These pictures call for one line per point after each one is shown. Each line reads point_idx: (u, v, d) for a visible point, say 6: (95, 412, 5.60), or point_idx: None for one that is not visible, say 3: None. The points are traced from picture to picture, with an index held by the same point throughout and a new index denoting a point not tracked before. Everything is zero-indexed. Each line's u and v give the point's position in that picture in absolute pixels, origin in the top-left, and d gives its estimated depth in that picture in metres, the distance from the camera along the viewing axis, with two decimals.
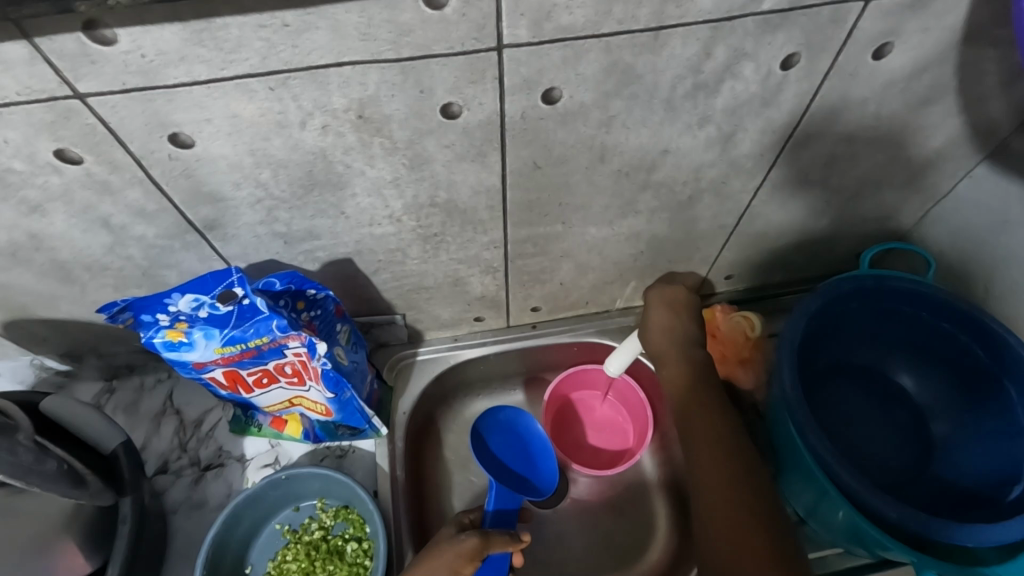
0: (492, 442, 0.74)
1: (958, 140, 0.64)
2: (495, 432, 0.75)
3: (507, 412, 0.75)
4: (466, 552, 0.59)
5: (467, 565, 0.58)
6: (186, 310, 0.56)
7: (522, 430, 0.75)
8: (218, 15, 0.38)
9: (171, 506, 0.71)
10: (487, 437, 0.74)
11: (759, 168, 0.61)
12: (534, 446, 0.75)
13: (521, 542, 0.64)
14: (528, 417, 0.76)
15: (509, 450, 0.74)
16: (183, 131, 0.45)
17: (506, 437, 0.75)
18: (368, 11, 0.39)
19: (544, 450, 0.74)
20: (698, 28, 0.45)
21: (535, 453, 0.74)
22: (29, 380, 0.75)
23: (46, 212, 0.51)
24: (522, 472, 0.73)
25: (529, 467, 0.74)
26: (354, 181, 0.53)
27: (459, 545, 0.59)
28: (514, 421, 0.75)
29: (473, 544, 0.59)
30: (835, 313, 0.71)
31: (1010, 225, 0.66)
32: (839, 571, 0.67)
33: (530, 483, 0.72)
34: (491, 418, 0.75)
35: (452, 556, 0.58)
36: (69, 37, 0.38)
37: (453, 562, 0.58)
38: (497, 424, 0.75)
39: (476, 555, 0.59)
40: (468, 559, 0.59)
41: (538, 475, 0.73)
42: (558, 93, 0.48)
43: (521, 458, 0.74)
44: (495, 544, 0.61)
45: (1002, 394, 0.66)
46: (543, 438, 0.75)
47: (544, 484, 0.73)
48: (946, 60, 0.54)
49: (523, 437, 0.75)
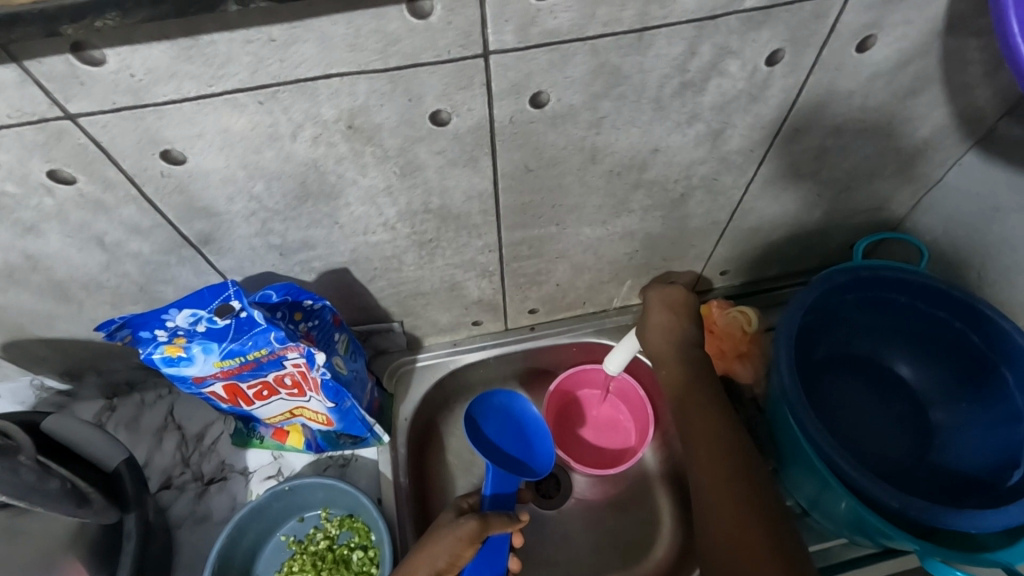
0: (487, 427, 0.73)
1: (946, 129, 0.64)
2: (489, 417, 0.74)
3: (500, 396, 0.75)
4: (467, 535, 0.59)
5: (467, 548, 0.59)
6: (184, 325, 0.56)
7: (517, 413, 0.75)
8: (205, 31, 0.38)
9: (175, 521, 0.71)
10: (482, 423, 0.73)
11: (750, 163, 0.62)
12: (529, 429, 0.75)
13: (521, 522, 0.65)
14: (522, 399, 0.75)
15: (505, 434, 0.74)
16: (175, 147, 0.46)
17: (500, 420, 0.74)
18: (354, 23, 0.40)
19: (541, 436, 0.75)
20: (683, 28, 0.46)
21: (531, 437, 0.75)
22: (29, 400, 0.75)
23: (40, 233, 0.51)
24: (518, 455, 0.73)
25: (525, 451, 0.74)
26: (347, 190, 0.53)
27: (460, 529, 0.59)
28: (508, 405, 0.75)
29: (474, 527, 0.60)
30: (830, 304, 0.71)
31: (1000, 212, 0.66)
32: (843, 562, 0.68)
33: (527, 466, 0.72)
34: (485, 403, 0.74)
35: (453, 541, 0.59)
36: (59, 59, 0.38)
37: (454, 546, 0.59)
38: (491, 408, 0.74)
39: (476, 538, 0.60)
40: (468, 543, 0.59)
41: (534, 457, 0.74)
42: (546, 96, 0.49)
43: (517, 441, 0.74)
44: (495, 526, 0.62)
45: (1000, 380, 0.66)
46: (539, 421, 0.75)
47: (540, 465, 0.74)
48: (929, 51, 0.54)
49: (518, 420, 0.75)
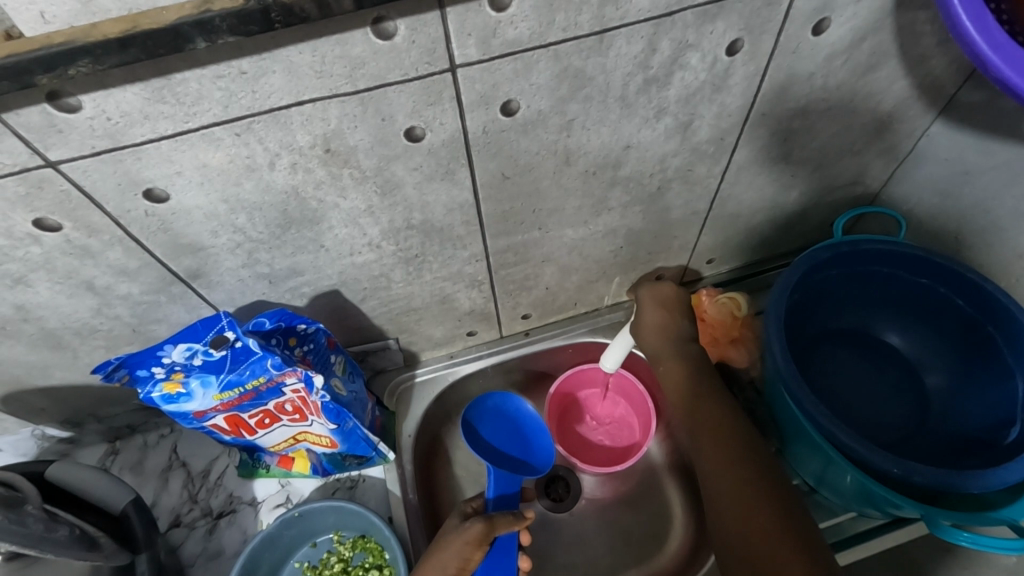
0: (483, 429, 0.74)
1: (909, 100, 0.65)
2: (484, 419, 0.75)
3: (494, 398, 0.75)
4: (475, 538, 0.60)
5: (476, 551, 0.60)
6: (181, 360, 0.56)
7: (512, 412, 0.76)
8: (176, 70, 0.39)
9: (189, 560, 0.71)
10: (478, 426, 0.74)
11: (722, 152, 0.63)
12: (526, 426, 0.76)
13: (526, 519, 0.65)
14: (516, 399, 0.76)
15: (500, 434, 0.75)
16: (157, 186, 0.46)
17: (496, 422, 0.75)
18: (320, 50, 0.41)
19: (539, 432, 0.76)
20: (640, 26, 0.47)
21: (529, 433, 0.76)
22: (31, 451, 0.75)
23: (29, 283, 0.52)
24: (517, 454, 0.74)
25: (524, 448, 0.75)
26: (329, 214, 0.54)
27: (466, 533, 0.60)
28: (502, 406, 0.76)
29: (480, 529, 0.60)
30: (815, 281, 0.72)
31: (971, 175, 0.68)
32: (854, 535, 0.68)
33: (527, 464, 0.74)
34: (479, 406, 0.75)
35: (460, 546, 0.59)
36: (35, 109, 0.39)
37: (462, 552, 0.59)
38: (486, 411, 0.75)
39: (483, 540, 0.60)
40: (476, 545, 0.60)
41: (532, 454, 0.75)
42: (515, 104, 0.50)
43: (515, 440, 0.75)
44: (501, 525, 0.62)
45: (987, 340, 0.67)
46: (534, 417, 0.76)
47: (540, 461, 0.75)
48: (882, 27, 0.56)
49: (513, 418, 0.76)
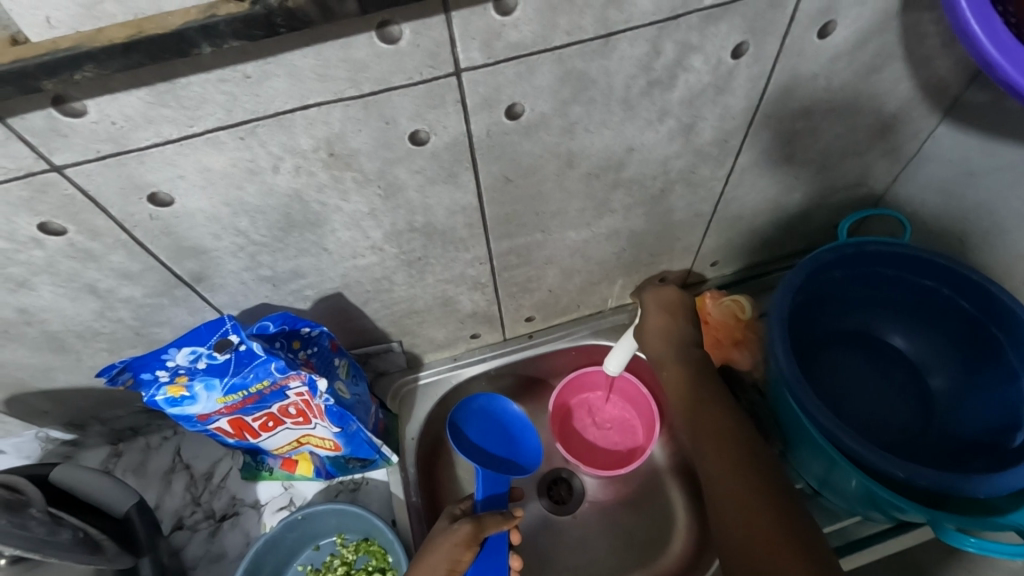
0: (470, 430, 0.74)
1: (914, 102, 0.65)
2: (471, 420, 0.75)
3: (479, 400, 0.75)
4: (463, 539, 0.60)
5: (466, 552, 0.60)
6: (184, 364, 0.56)
7: (498, 413, 0.76)
8: (180, 75, 0.39)
9: (191, 562, 0.71)
10: (465, 428, 0.74)
11: (726, 154, 0.63)
12: (513, 426, 0.76)
13: (515, 518, 0.65)
14: (501, 399, 0.76)
15: (487, 435, 0.75)
16: (160, 190, 0.46)
17: (482, 423, 0.75)
18: (324, 54, 0.41)
19: (525, 430, 0.76)
20: (645, 29, 0.47)
21: (515, 433, 0.76)
22: (35, 453, 0.75)
23: (33, 286, 0.52)
24: (503, 454, 0.74)
25: (511, 448, 0.75)
26: (332, 217, 0.54)
27: (455, 534, 0.60)
28: (489, 407, 0.76)
29: (467, 530, 0.60)
30: (820, 283, 0.72)
31: (975, 177, 0.67)
32: (860, 539, 0.68)
33: (514, 464, 0.74)
34: (466, 408, 0.75)
35: (450, 547, 0.59)
36: (39, 114, 0.39)
37: (452, 553, 0.59)
38: (473, 412, 0.75)
39: (472, 541, 0.61)
40: (466, 546, 0.60)
41: (520, 454, 0.75)
42: (519, 107, 0.50)
43: (502, 440, 0.75)
44: (490, 525, 0.63)
45: (992, 343, 0.67)
46: (520, 416, 0.76)
47: (527, 461, 0.75)
48: (887, 29, 0.56)
49: (500, 419, 0.76)
